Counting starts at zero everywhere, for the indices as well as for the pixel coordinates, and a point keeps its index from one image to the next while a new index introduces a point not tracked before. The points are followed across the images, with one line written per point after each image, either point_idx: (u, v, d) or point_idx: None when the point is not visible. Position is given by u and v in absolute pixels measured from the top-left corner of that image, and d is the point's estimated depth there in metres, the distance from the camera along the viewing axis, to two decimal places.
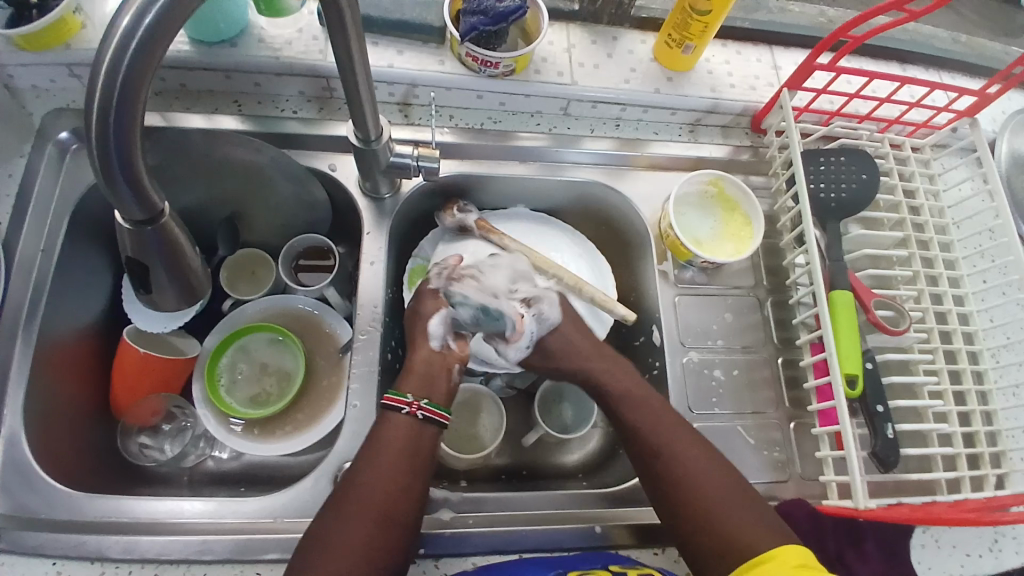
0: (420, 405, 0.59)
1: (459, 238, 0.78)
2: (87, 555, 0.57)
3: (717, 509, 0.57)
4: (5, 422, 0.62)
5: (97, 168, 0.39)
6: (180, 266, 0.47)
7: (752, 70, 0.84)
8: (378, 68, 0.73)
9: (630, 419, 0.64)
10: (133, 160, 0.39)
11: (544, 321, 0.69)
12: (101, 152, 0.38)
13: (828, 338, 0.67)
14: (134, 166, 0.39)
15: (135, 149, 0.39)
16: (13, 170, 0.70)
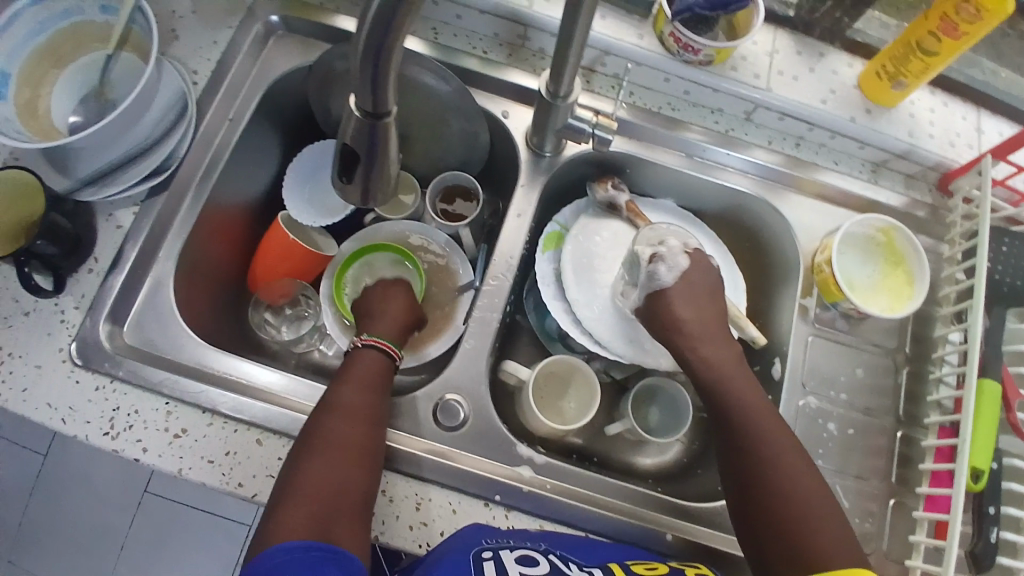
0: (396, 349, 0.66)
1: (605, 216, 0.78)
2: (200, 405, 0.62)
3: (814, 534, 0.52)
4: (160, 263, 0.67)
5: (360, 50, 0.37)
6: (382, 167, 0.45)
7: (956, 126, 0.78)
8: None
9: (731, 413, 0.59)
10: (392, 54, 0.37)
11: (654, 280, 0.65)
12: (369, 43, 0.37)
13: (966, 424, 0.63)
14: (392, 58, 0.38)
15: (399, 42, 0.37)
16: (220, 38, 0.74)
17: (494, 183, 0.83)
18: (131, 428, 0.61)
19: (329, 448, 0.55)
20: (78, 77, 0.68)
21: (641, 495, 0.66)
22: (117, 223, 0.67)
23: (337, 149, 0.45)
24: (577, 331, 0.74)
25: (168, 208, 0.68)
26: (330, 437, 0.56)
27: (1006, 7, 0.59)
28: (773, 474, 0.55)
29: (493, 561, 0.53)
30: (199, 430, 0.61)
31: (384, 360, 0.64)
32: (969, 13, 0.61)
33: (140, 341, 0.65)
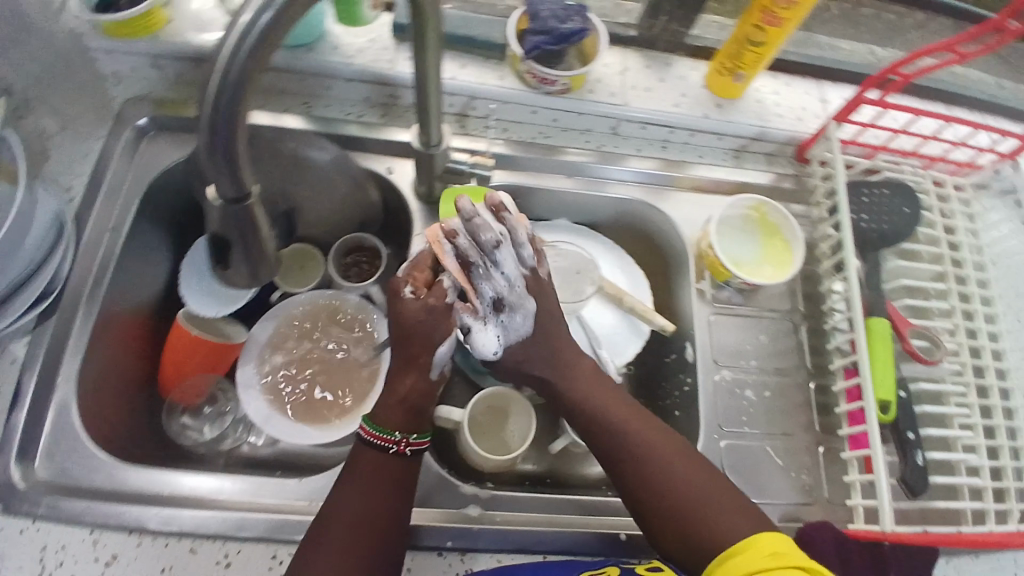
0: (408, 442, 0.62)
1: None
2: (125, 526, 0.60)
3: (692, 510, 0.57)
4: (59, 390, 0.65)
5: (203, 146, 0.41)
6: (255, 243, 0.49)
7: (800, 102, 0.86)
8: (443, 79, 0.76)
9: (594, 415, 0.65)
10: (236, 142, 0.41)
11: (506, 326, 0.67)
12: (212, 134, 0.40)
13: (863, 362, 0.68)
14: (236, 146, 0.41)
15: (239, 130, 0.41)
16: (90, 150, 0.74)
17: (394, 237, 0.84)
18: (61, 565, 0.58)
19: (343, 526, 0.57)
20: None
21: (588, 505, 0.68)
22: (12, 357, 0.65)
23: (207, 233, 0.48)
24: (500, 362, 0.77)
25: (60, 330, 0.67)
26: (340, 517, 0.57)
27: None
28: (650, 467, 0.60)
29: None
30: (129, 553, 0.59)
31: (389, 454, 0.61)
32: (772, 17, 0.69)
33: (53, 474, 0.62)
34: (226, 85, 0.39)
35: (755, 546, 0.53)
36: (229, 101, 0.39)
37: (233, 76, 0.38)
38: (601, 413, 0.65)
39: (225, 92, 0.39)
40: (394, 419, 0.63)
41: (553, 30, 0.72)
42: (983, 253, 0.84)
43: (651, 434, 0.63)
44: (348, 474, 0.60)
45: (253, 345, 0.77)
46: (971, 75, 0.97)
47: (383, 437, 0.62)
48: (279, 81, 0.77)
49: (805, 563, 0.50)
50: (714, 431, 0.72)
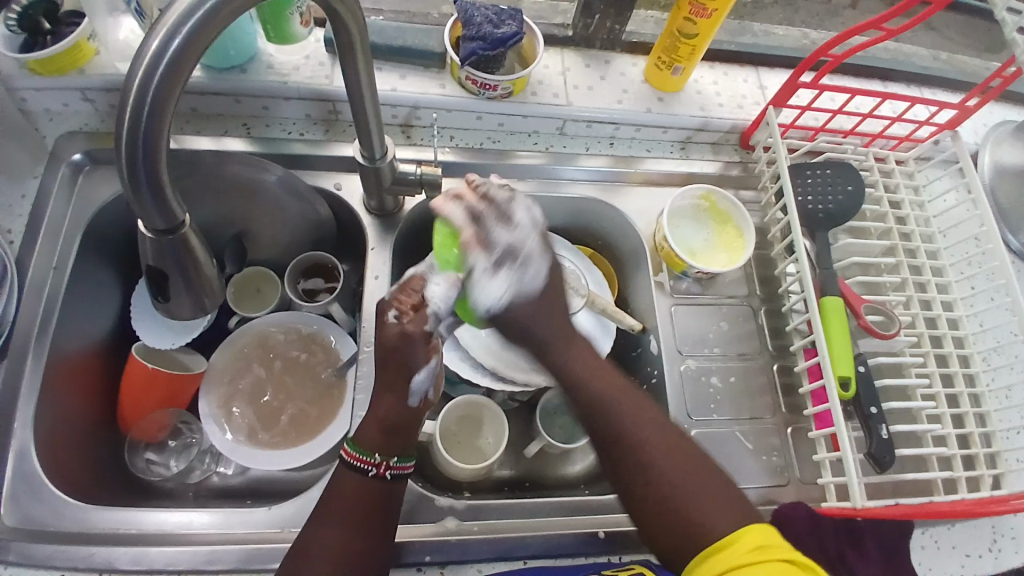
0: (389, 466, 0.58)
1: None
2: (94, 567, 0.58)
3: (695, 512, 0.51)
4: (16, 434, 0.63)
5: (125, 178, 0.41)
6: (195, 274, 0.49)
7: (739, 89, 0.88)
8: (382, 91, 0.76)
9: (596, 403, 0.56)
10: (158, 170, 0.41)
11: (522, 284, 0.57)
12: (132, 166, 0.40)
13: (821, 342, 0.69)
14: (158, 174, 0.41)
15: (159, 159, 0.41)
16: (27, 190, 0.72)
17: (350, 253, 0.84)
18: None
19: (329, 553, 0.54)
20: None
21: (565, 507, 0.67)
22: None
23: (145, 272, 0.48)
24: (480, 374, 0.77)
25: (10, 374, 0.65)
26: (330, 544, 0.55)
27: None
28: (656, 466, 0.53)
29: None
30: None
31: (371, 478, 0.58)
32: (700, 12, 0.71)
33: (20, 520, 0.60)
34: (140, 114, 0.39)
35: (737, 541, 0.48)
36: (145, 130, 0.40)
37: (146, 104, 0.39)
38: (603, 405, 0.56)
39: (136, 124, 0.39)
40: (376, 440, 0.59)
41: (488, 36, 0.71)
42: (931, 224, 0.85)
43: (644, 416, 0.55)
44: (329, 502, 0.57)
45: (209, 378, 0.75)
46: (899, 53, 1.00)
47: (363, 459, 0.58)
48: (217, 106, 0.76)
49: (793, 557, 0.45)
50: (684, 420, 0.72)
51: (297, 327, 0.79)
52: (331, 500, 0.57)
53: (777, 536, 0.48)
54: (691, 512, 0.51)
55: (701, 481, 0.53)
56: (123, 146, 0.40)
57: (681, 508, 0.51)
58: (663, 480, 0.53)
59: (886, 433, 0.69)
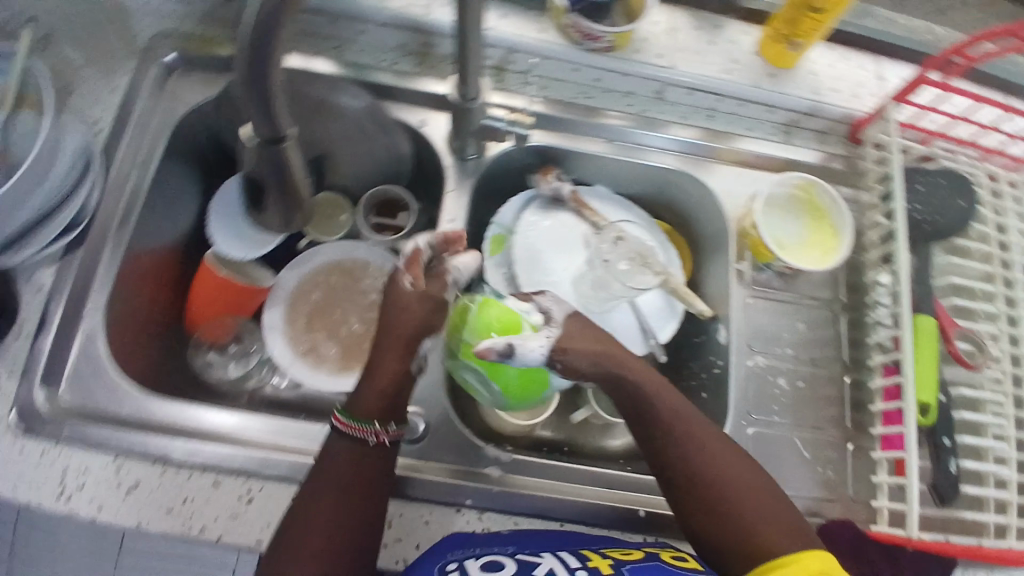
0: (387, 432, 0.58)
1: (552, 206, 0.78)
2: (150, 455, 0.60)
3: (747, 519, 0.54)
4: (88, 320, 0.65)
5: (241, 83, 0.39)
6: (294, 189, 0.48)
7: (855, 77, 0.81)
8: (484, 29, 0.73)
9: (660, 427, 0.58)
10: (272, 82, 0.39)
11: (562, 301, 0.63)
12: (248, 75, 0.38)
13: (906, 362, 0.65)
14: (271, 86, 0.39)
15: (275, 72, 0.39)
16: (117, 85, 0.72)
17: (423, 194, 0.83)
18: (83, 488, 0.59)
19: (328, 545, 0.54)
20: None
21: (611, 478, 0.66)
22: (36, 286, 0.65)
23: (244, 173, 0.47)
24: None
25: (89, 262, 0.66)
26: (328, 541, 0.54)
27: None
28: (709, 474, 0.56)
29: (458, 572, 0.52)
30: (153, 481, 0.60)
31: (353, 447, 0.58)
32: None
33: (78, 401, 0.62)
34: (262, 28, 0.36)
35: (785, 566, 0.51)
36: (265, 41, 0.37)
37: (272, 15, 0.36)
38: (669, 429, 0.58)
39: (262, 36, 0.36)
40: (367, 412, 0.59)
41: None
42: None
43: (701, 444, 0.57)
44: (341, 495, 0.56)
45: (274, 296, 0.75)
46: None
47: (360, 429, 0.58)
48: (312, 24, 0.74)
49: None
50: (742, 417, 0.69)
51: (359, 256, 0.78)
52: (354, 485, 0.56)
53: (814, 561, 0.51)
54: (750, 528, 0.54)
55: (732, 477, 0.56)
56: (242, 52, 0.38)
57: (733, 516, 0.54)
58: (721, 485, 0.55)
59: (954, 468, 0.67)
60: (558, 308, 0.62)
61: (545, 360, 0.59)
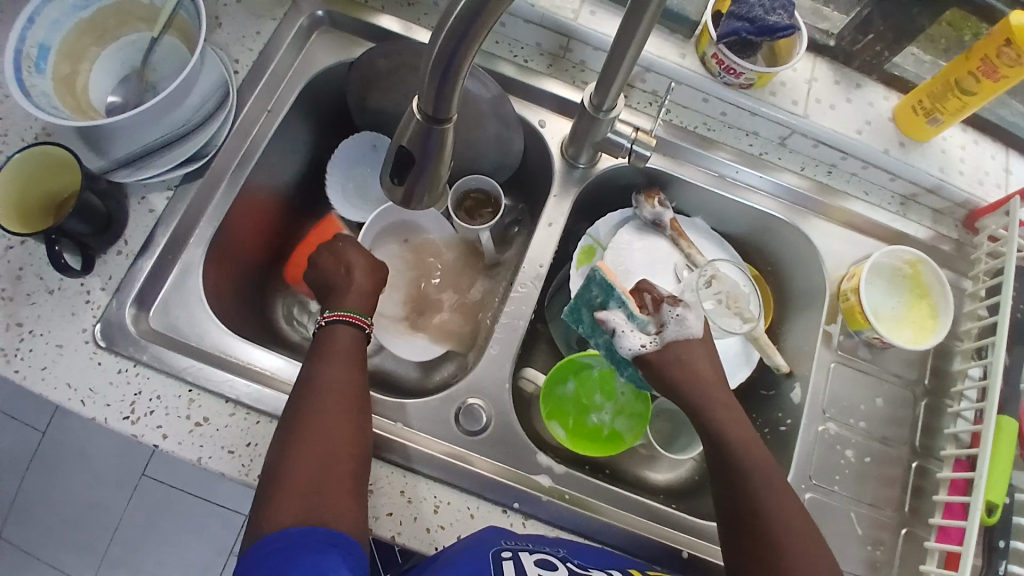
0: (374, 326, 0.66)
1: (647, 228, 0.77)
2: (224, 395, 0.61)
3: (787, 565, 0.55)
4: (190, 250, 0.67)
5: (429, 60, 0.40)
6: (442, 163, 0.47)
7: (985, 164, 0.78)
8: (650, 55, 0.72)
9: (734, 459, 0.60)
10: (462, 66, 0.40)
11: (683, 326, 0.64)
12: (440, 57, 0.39)
13: (982, 458, 0.63)
14: (461, 68, 0.40)
15: (473, 47, 0.39)
16: (263, 28, 0.74)
17: (523, 193, 0.83)
18: (152, 414, 0.60)
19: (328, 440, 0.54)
20: (119, 57, 0.69)
21: (658, 511, 0.66)
22: (150, 207, 0.67)
23: (393, 146, 0.47)
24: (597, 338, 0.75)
25: (203, 194, 0.69)
26: (317, 437, 0.54)
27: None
28: (767, 514, 0.57)
29: (513, 561, 0.53)
30: (221, 420, 0.61)
31: (358, 335, 0.63)
32: (1009, 57, 0.62)
33: (165, 327, 0.64)
34: (471, 14, 0.37)
35: None
36: (471, 24, 0.37)
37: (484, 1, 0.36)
38: (739, 460, 0.60)
39: (475, 11, 0.37)
40: (354, 308, 0.65)
41: (756, 19, 0.66)
42: None
43: (769, 489, 0.58)
44: (317, 389, 0.57)
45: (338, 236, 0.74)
46: None
47: (357, 318, 0.64)
48: None
49: None
50: (801, 480, 0.68)
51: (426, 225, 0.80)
52: (336, 393, 0.58)
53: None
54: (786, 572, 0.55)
55: (788, 520, 0.57)
56: (443, 31, 0.38)
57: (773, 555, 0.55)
58: (770, 524, 0.57)
59: (1003, 573, 0.63)
60: (676, 331, 0.64)
61: (632, 357, 0.65)
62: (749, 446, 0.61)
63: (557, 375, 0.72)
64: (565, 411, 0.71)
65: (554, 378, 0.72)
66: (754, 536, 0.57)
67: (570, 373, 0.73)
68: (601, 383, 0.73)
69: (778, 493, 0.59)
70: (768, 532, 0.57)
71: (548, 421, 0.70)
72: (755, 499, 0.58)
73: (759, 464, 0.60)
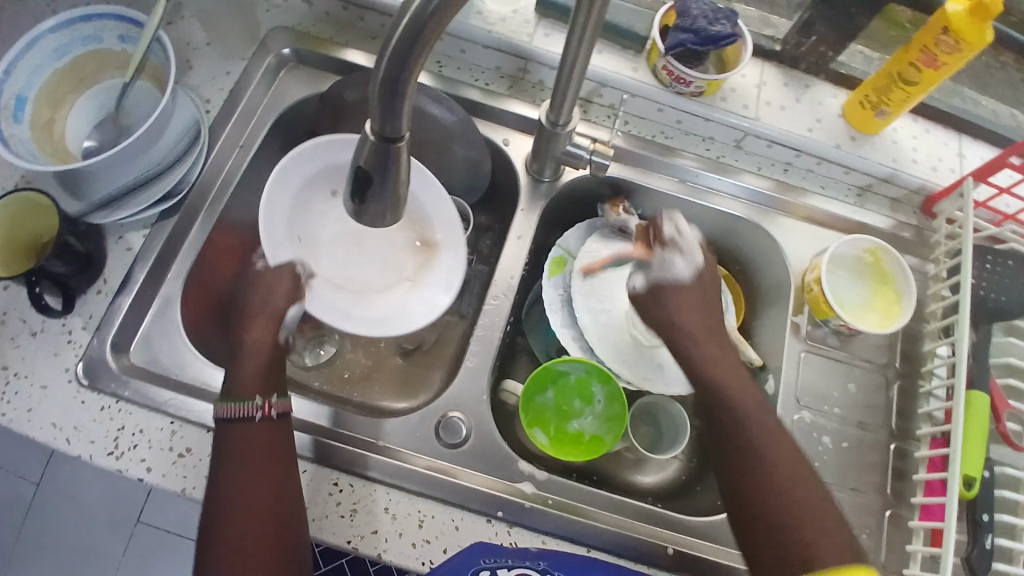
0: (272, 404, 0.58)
1: (615, 235, 0.80)
2: (205, 423, 0.63)
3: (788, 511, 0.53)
4: (170, 285, 0.69)
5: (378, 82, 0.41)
6: (400, 185, 0.47)
7: (937, 151, 0.81)
8: (595, 68, 0.75)
9: (731, 403, 0.59)
10: (410, 83, 0.41)
11: (668, 267, 0.67)
12: (388, 77, 0.41)
13: (955, 434, 0.64)
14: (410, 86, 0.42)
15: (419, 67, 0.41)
16: (233, 69, 0.78)
17: (495, 210, 0.86)
18: (136, 447, 0.61)
19: (250, 453, 0.57)
20: (94, 102, 0.72)
21: (641, 510, 0.67)
22: (127, 246, 0.69)
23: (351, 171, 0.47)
24: (573, 343, 0.76)
25: (181, 230, 0.71)
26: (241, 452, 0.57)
27: (985, 37, 0.63)
28: (766, 459, 0.56)
29: None
30: (204, 449, 0.62)
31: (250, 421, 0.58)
32: (948, 44, 0.64)
33: (147, 360, 0.66)
34: (415, 32, 0.39)
35: None
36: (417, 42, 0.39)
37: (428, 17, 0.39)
38: (733, 405, 0.59)
39: (418, 32, 0.39)
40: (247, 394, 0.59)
41: (700, 30, 0.70)
42: None
43: (765, 432, 0.58)
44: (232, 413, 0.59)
45: (286, 240, 0.69)
46: None
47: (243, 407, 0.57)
48: None
49: None
50: None
51: (433, 265, 0.74)
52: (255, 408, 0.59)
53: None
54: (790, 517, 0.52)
55: (788, 467, 0.55)
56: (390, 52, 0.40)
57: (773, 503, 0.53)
58: (768, 468, 0.55)
59: (987, 548, 0.64)
60: (661, 271, 0.67)
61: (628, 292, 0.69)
62: (747, 394, 0.60)
63: (533, 385, 0.72)
64: (546, 418, 0.72)
65: (530, 388, 0.72)
66: (753, 483, 0.55)
67: (547, 381, 0.73)
68: (579, 389, 0.73)
69: (777, 440, 0.57)
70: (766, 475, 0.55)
71: (530, 429, 0.71)
72: (751, 445, 0.57)
73: (756, 408, 0.59)
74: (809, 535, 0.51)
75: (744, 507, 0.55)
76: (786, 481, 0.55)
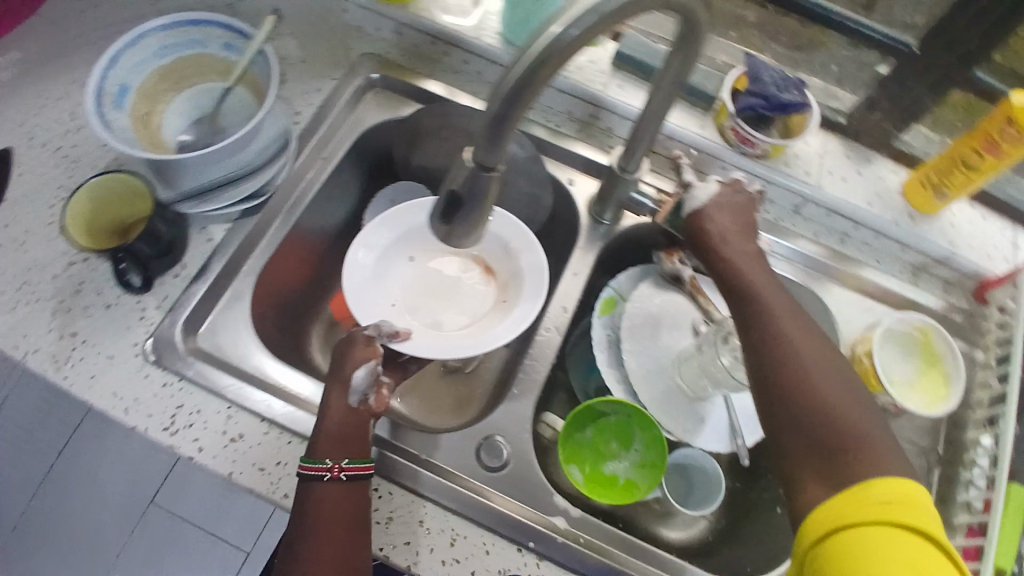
0: (342, 468, 0.59)
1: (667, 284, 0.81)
2: (258, 412, 0.65)
3: (828, 416, 0.54)
4: (240, 279, 0.72)
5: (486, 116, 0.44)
6: (484, 210, 0.49)
7: (993, 239, 0.82)
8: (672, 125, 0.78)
9: (769, 317, 0.61)
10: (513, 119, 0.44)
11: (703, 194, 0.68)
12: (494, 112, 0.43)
13: (993, 524, 0.64)
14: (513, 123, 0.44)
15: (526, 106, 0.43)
16: (323, 86, 0.83)
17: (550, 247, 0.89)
18: (191, 426, 0.64)
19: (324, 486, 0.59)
20: (194, 102, 0.77)
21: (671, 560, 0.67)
22: (208, 236, 0.73)
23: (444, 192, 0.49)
24: (615, 386, 0.77)
25: (257, 230, 0.75)
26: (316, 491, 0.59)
27: None
28: (806, 372, 0.57)
29: None
30: (255, 437, 0.64)
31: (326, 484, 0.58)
32: (1011, 135, 0.66)
33: (210, 346, 0.69)
34: (528, 73, 0.41)
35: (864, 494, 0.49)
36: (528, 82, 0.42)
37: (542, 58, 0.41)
38: (773, 313, 0.61)
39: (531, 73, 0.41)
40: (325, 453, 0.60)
41: (771, 97, 0.73)
42: None
43: (806, 341, 0.59)
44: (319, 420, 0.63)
45: (377, 304, 0.69)
46: None
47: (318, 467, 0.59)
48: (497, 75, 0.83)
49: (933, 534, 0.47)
50: None
51: (517, 283, 0.72)
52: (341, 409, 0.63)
53: (898, 540, 0.45)
54: (831, 422, 0.53)
55: (830, 382, 0.56)
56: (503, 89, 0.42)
57: (816, 410, 0.55)
58: (810, 379, 0.56)
59: None
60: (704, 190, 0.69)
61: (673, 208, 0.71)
62: (788, 310, 0.62)
63: (572, 422, 0.73)
64: (582, 455, 0.73)
65: (570, 425, 0.73)
66: (795, 392, 0.56)
67: (587, 421, 0.74)
68: (617, 431, 0.74)
69: (818, 356, 0.58)
70: (805, 381, 0.56)
71: (566, 465, 0.72)
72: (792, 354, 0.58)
73: (798, 321, 0.61)
74: (865, 446, 0.52)
75: (786, 412, 0.56)
76: (827, 395, 0.55)
